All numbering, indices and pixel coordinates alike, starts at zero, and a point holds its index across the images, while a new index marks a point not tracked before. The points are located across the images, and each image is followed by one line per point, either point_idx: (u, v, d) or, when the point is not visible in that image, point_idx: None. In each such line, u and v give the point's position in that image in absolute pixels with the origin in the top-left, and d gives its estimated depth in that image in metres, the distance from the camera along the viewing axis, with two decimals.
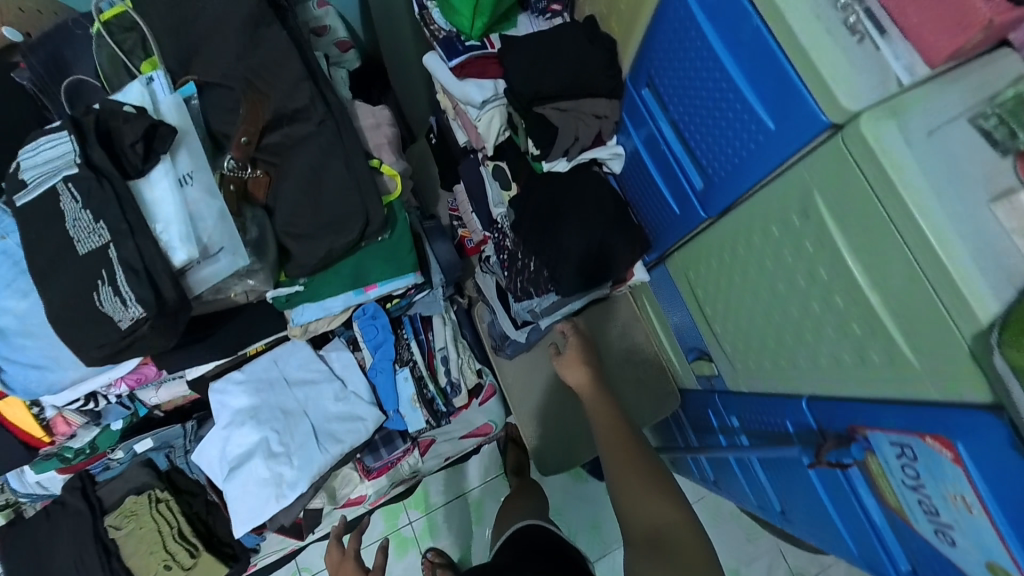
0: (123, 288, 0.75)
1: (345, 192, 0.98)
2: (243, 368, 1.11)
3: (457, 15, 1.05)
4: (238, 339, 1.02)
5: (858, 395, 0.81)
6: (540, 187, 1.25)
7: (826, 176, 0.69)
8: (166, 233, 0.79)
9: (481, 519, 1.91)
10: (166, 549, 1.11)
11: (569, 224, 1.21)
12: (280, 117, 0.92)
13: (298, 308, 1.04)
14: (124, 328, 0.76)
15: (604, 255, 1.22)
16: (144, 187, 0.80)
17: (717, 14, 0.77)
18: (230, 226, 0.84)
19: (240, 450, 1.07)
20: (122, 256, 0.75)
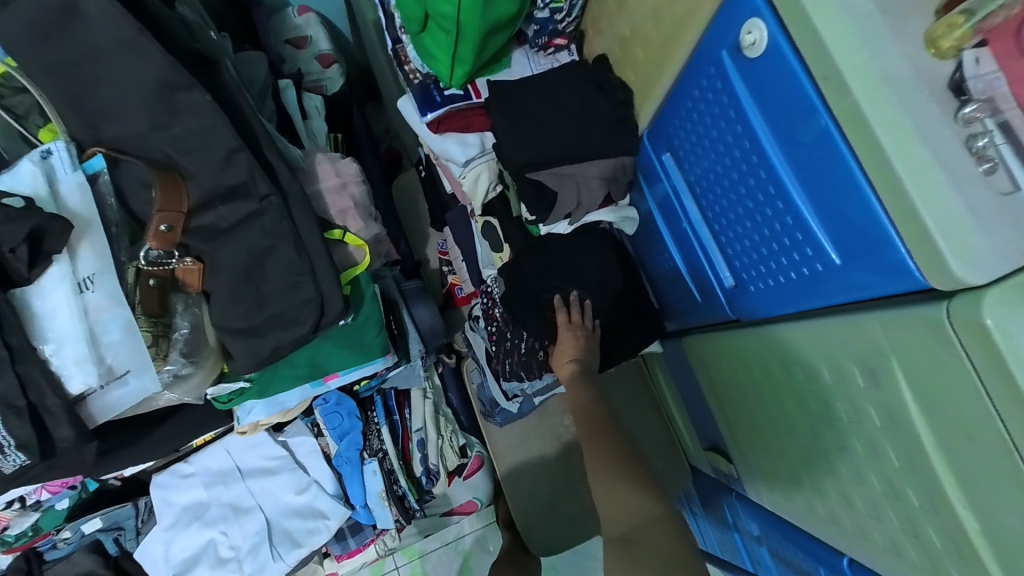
0: (0, 429, 0.61)
1: (291, 281, 0.82)
2: (191, 458, 0.98)
3: (434, 62, 0.89)
4: (175, 440, 0.88)
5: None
6: (536, 256, 1.06)
7: (909, 343, 0.51)
8: (59, 355, 0.66)
9: (471, 572, 1.62)
10: None
11: (575, 299, 1.03)
12: (212, 196, 0.77)
13: (247, 403, 0.91)
14: (9, 473, 0.63)
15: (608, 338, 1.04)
16: (35, 297, 0.67)
17: (772, 102, 0.59)
18: (138, 342, 0.69)
19: (189, 552, 0.96)
20: (1, 391, 0.62)
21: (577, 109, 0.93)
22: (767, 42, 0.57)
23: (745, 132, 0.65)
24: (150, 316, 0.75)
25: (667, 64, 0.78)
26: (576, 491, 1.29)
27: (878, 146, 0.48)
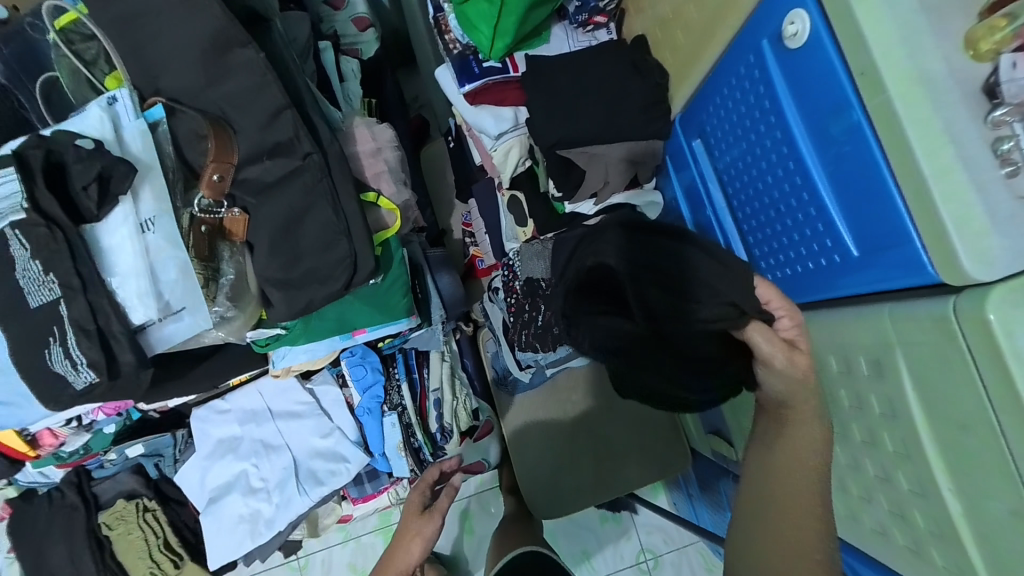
0: (73, 349, 0.69)
1: (328, 238, 0.87)
2: (228, 397, 1.05)
3: (475, 33, 0.90)
4: (214, 378, 0.96)
5: (898, 573, 0.67)
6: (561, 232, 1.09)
7: (914, 335, 0.53)
8: (123, 289, 0.72)
9: (471, 530, 1.71)
10: (150, 559, 1.12)
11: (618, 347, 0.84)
12: (258, 152, 0.82)
13: (282, 349, 0.98)
14: (78, 390, 0.71)
15: None
16: (101, 233, 0.73)
17: (808, 94, 0.61)
18: (193, 283, 0.75)
19: (221, 482, 1.04)
20: (73, 315, 0.69)
21: (611, 89, 0.95)
22: (811, 34, 0.58)
23: (778, 122, 0.67)
24: (201, 260, 0.81)
25: (707, 48, 0.79)
26: (576, 461, 1.35)
27: (908, 144, 0.49)
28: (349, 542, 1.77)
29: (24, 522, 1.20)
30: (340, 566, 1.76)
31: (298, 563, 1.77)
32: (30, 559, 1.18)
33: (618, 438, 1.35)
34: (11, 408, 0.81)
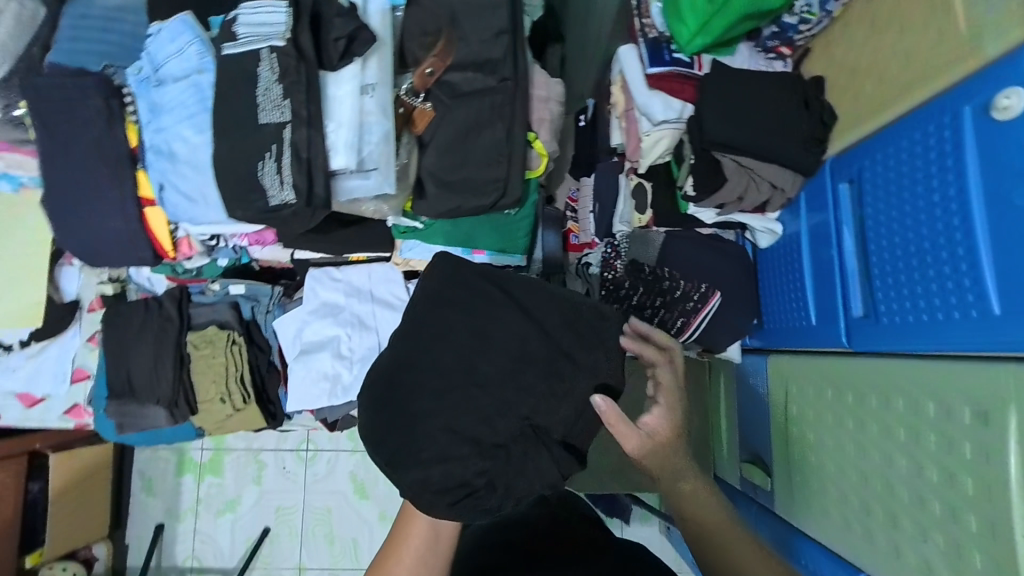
0: (285, 168, 0.80)
1: (493, 157, 0.97)
2: (343, 268, 1.16)
3: (682, 24, 0.99)
4: (346, 245, 1.07)
5: None
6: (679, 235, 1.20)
7: None
8: (334, 135, 0.83)
9: None
10: (224, 387, 1.22)
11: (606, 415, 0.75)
12: (466, 64, 0.93)
13: (411, 241, 1.09)
14: (272, 205, 0.82)
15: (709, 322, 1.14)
16: (331, 82, 0.84)
17: (1000, 161, 0.67)
18: (389, 150, 0.85)
19: (315, 339, 1.13)
20: (294, 140, 0.80)
21: (778, 112, 1.01)
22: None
23: (956, 181, 0.73)
24: None
25: (895, 99, 0.86)
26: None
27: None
28: (358, 454, 1.90)
29: (117, 319, 1.33)
30: (343, 472, 1.90)
31: (307, 454, 1.91)
32: (114, 354, 1.31)
33: None
34: (192, 204, 0.92)
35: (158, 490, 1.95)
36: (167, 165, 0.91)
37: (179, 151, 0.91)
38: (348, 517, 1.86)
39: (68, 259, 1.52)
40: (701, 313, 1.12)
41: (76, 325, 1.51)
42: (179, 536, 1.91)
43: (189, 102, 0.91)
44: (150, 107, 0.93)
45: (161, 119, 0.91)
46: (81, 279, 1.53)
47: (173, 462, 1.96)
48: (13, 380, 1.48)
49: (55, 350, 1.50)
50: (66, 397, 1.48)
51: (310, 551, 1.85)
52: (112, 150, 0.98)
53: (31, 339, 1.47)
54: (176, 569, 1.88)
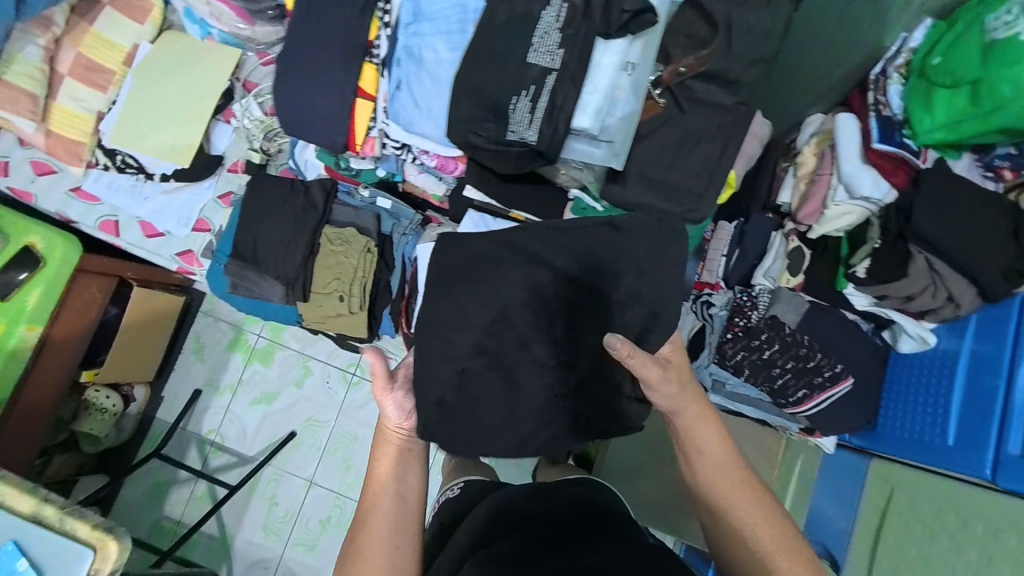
0: (537, 111, 0.82)
1: (699, 171, 0.98)
2: (499, 221, 1.17)
3: (929, 116, 0.98)
4: (521, 200, 1.09)
5: None
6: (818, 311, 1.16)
7: None
8: (587, 97, 0.84)
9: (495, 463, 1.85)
10: (347, 287, 1.26)
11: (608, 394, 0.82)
12: (714, 74, 0.93)
13: (580, 220, 1.08)
14: (508, 138, 0.84)
15: (834, 404, 1.11)
16: (600, 49, 0.85)
17: None
18: (630, 130, 0.86)
19: None
20: (553, 89, 0.82)
21: (994, 230, 0.97)
22: None
23: None
24: None
25: None
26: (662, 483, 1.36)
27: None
28: None
29: (262, 185, 1.37)
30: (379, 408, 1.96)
31: (352, 377, 1.99)
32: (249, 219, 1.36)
33: None
34: (417, 112, 0.96)
35: (206, 357, 2.03)
36: (410, 69, 0.95)
37: (427, 59, 0.94)
38: (369, 453, 1.92)
39: (225, 116, 1.59)
40: (827, 393, 1.09)
41: (213, 178, 1.57)
42: (210, 407, 1.99)
43: (452, 18, 0.93)
44: (412, 9, 0.95)
45: (421, 24, 0.94)
46: (230, 138, 1.60)
47: (227, 337, 2.04)
48: (140, 208, 1.55)
49: (187, 194, 1.56)
50: (183, 240, 1.54)
51: (325, 468, 1.91)
52: (354, 38, 1.03)
53: (172, 176, 1.54)
54: (197, 435, 1.95)
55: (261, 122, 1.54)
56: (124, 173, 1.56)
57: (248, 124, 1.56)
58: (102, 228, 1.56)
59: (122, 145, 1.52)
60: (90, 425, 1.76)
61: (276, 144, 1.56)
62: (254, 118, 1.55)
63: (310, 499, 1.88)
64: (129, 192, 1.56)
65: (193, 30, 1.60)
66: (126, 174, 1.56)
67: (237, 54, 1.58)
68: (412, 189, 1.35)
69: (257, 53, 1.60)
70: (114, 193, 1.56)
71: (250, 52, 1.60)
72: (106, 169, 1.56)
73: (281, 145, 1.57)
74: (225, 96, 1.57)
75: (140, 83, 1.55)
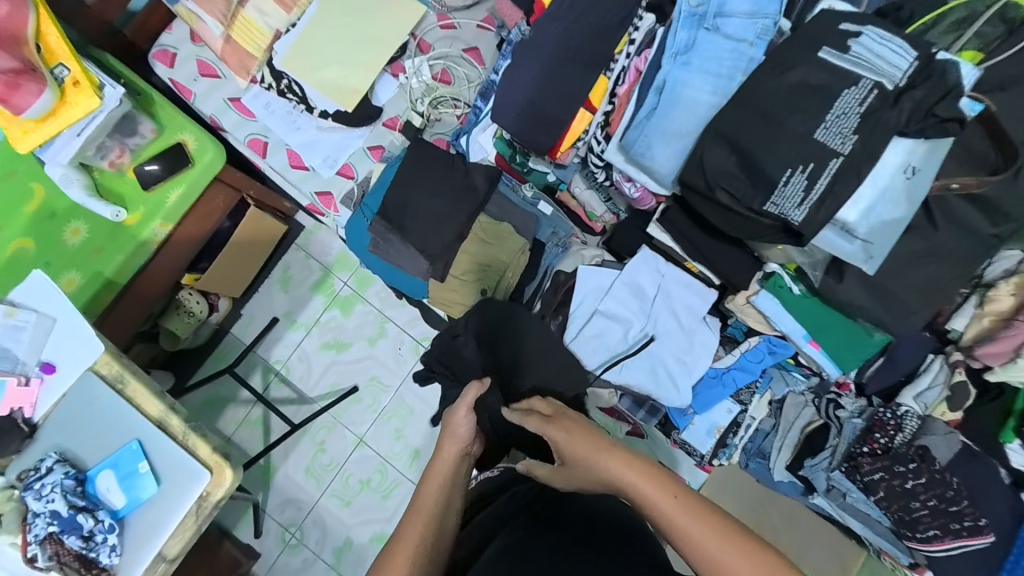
0: (810, 196, 0.78)
1: (926, 290, 0.91)
2: (671, 265, 1.14)
3: None
4: (713, 259, 1.06)
5: None
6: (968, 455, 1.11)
7: None
8: (862, 191, 0.81)
9: None
10: (491, 283, 1.26)
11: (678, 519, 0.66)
12: (984, 200, 0.87)
13: (768, 296, 1.04)
14: (765, 209, 0.80)
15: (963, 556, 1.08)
16: (892, 144, 0.80)
17: None
18: (893, 238, 0.81)
19: (612, 310, 1.13)
20: (835, 176, 0.77)
21: None
22: None
23: None
24: None
25: None
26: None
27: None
28: None
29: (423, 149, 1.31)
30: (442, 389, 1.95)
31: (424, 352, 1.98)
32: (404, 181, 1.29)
33: None
34: (657, 143, 0.94)
35: (290, 289, 2.04)
36: (665, 102, 0.93)
37: (686, 96, 0.92)
38: (422, 429, 1.92)
39: (393, 69, 1.55)
40: (960, 540, 1.06)
41: (368, 128, 1.56)
42: (282, 338, 2.00)
43: (725, 62, 0.91)
44: (684, 40, 0.93)
45: (691, 59, 0.92)
46: (393, 92, 1.56)
47: (315, 276, 2.04)
48: (292, 137, 1.54)
49: (340, 136, 1.55)
50: (325, 180, 1.55)
51: (378, 431, 1.92)
52: (603, 49, 0.99)
53: (331, 115, 1.53)
54: (264, 362, 1.97)
55: (429, 85, 1.54)
56: (284, 96, 1.54)
57: (416, 85, 1.54)
58: (250, 145, 1.55)
59: (292, 70, 1.49)
60: (174, 324, 1.79)
61: (438, 111, 1.55)
62: (423, 80, 1.54)
63: (355, 456, 1.90)
64: (285, 117, 1.55)
65: None
66: (286, 99, 1.54)
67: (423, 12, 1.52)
68: (568, 199, 1.32)
69: (439, 14, 1.55)
70: (269, 114, 1.54)
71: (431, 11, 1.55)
72: (268, 88, 1.55)
73: (441, 113, 1.56)
74: (400, 49, 1.53)
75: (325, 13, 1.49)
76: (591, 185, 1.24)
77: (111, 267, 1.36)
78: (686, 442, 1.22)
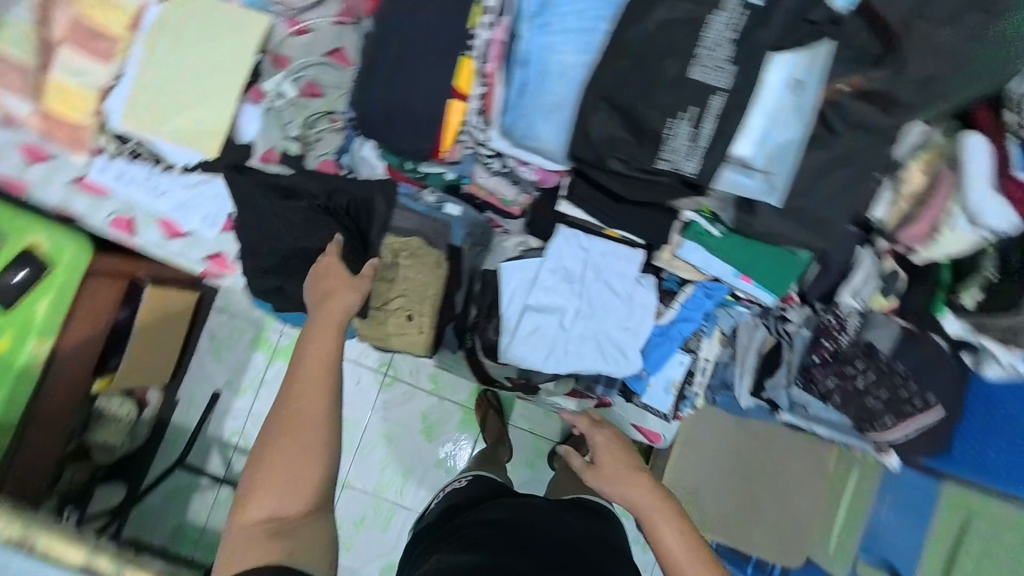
0: (700, 141, 0.72)
1: (838, 199, 0.90)
2: (593, 238, 1.08)
3: None
4: (630, 222, 0.99)
5: None
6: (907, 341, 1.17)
7: None
8: (752, 122, 0.77)
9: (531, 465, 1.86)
10: (416, 304, 1.16)
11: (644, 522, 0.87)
12: (872, 95, 0.85)
13: (691, 244, 1.01)
14: (658, 167, 0.74)
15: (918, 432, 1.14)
16: (770, 66, 0.77)
17: None
18: (791, 162, 0.79)
19: (543, 300, 1.07)
20: (721, 112, 0.71)
21: None
22: None
23: None
24: None
25: None
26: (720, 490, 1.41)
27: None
28: (433, 396, 1.84)
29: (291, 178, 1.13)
30: (415, 408, 1.84)
31: (385, 376, 1.84)
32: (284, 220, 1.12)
33: (766, 507, 1.39)
34: (537, 120, 0.84)
35: (225, 356, 1.87)
36: (534, 75, 0.83)
37: (554, 62, 0.82)
38: (407, 451, 1.81)
39: (252, 94, 1.33)
40: (917, 420, 1.11)
41: (242, 170, 1.37)
42: (232, 409, 1.85)
43: (586, 13, 0.81)
44: (539, 0, 0.83)
45: (549, 20, 0.82)
46: (259, 121, 1.34)
47: (247, 336, 1.87)
48: (159, 203, 1.35)
49: (211, 189, 1.36)
50: (211, 242, 1.42)
51: (361, 468, 1.80)
52: (460, 27, 0.88)
53: (196, 168, 1.32)
54: (219, 439, 1.83)
55: (297, 103, 1.33)
56: (136, 160, 1.32)
57: (282, 104, 1.33)
58: (114, 225, 1.38)
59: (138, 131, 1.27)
60: (103, 434, 1.62)
61: (315, 130, 1.38)
62: (289, 97, 1.33)
63: (343, 503, 1.79)
64: (140, 183, 1.33)
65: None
66: (138, 161, 1.32)
67: (266, 22, 1.28)
68: (478, 189, 1.18)
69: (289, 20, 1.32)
70: (123, 184, 1.33)
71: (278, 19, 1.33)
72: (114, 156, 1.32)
73: (320, 132, 1.39)
74: (254, 73, 1.31)
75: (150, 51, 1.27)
76: (494, 171, 1.08)
77: None
78: (648, 405, 1.17)
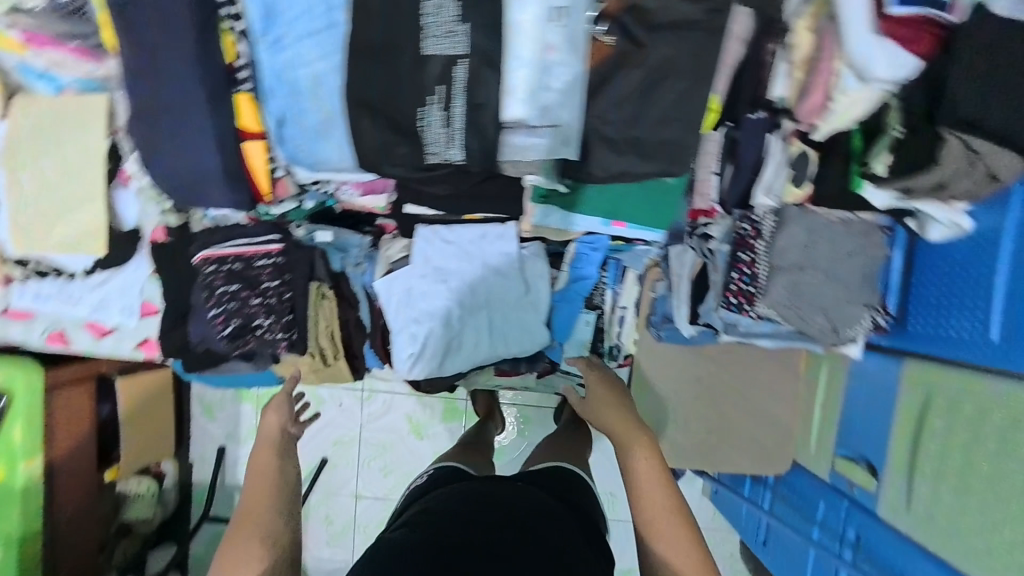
0: (455, 123, 0.64)
1: (673, 116, 0.80)
2: (453, 227, 1.02)
3: None
4: (479, 205, 0.91)
5: None
6: (825, 221, 1.06)
7: None
8: (513, 74, 0.65)
9: None
10: (314, 341, 1.15)
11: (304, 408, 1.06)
12: None
13: (544, 208, 0.93)
14: (429, 163, 0.68)
15: (828, 311, 1.06)
16: (514, 2, 0.64)
17: None
18: (574, 99, 0.66)
19: (421, 306, 1.02)
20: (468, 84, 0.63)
21: None
22: None
23: None
24: None
25: None
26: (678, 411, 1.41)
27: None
28: (413, 397, 1.96)
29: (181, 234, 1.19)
30: (399, 414, 1.96)
31: (363, 393, 1.96)
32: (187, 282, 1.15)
33: (738, 423, 1.41)
34: (315, 147, 0.76)
35: (217, 414, 1.95)
36: (290, 100, 0.74)
37: (302, 79, 0.73)
38: (402, 454, 1.95)
39: (120, 177, 1.25)
40: (816, 307, 1.06)
41: (137, 255, 1.32)
42: (240, 459, 1.95)
43: (316, 10, 0.71)
44: (263, 17, 0.72)
45: (279, 34, 0.72)
46: (138, 204, 1.27)
47: (229, 392, 1.94)
48: (77, 309, 1.34)
49: (119, 283, 1.33)
50: (134, 332, 1.37)
51: (367, 480, 1.95)
52: (214, 71, 0.82)
53: (93, 267, 1.31)
54: (238, 487, 1.94)
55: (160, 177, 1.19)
56: (45, 277, 1.32)
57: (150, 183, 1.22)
58: (50, 341, 1.39)
59: (27, 251, 1.25)
60: (134, 512, 1.77)
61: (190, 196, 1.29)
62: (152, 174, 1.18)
63: (362, 510, 1.95)
64: (55, 294, 1.33)
65: (41, 88, 1.16)
66: (46, 278, 1.32)
67: (106, 100, 1.14)
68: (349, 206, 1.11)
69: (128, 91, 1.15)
70: (38, 300, 1.34)
71: (116, 93, 1.16)
72: (25, 279, 1.32)
73: None
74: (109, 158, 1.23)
75: (13, 187, 1.20)
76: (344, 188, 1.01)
77: (15, 525, 1.34)
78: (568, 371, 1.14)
